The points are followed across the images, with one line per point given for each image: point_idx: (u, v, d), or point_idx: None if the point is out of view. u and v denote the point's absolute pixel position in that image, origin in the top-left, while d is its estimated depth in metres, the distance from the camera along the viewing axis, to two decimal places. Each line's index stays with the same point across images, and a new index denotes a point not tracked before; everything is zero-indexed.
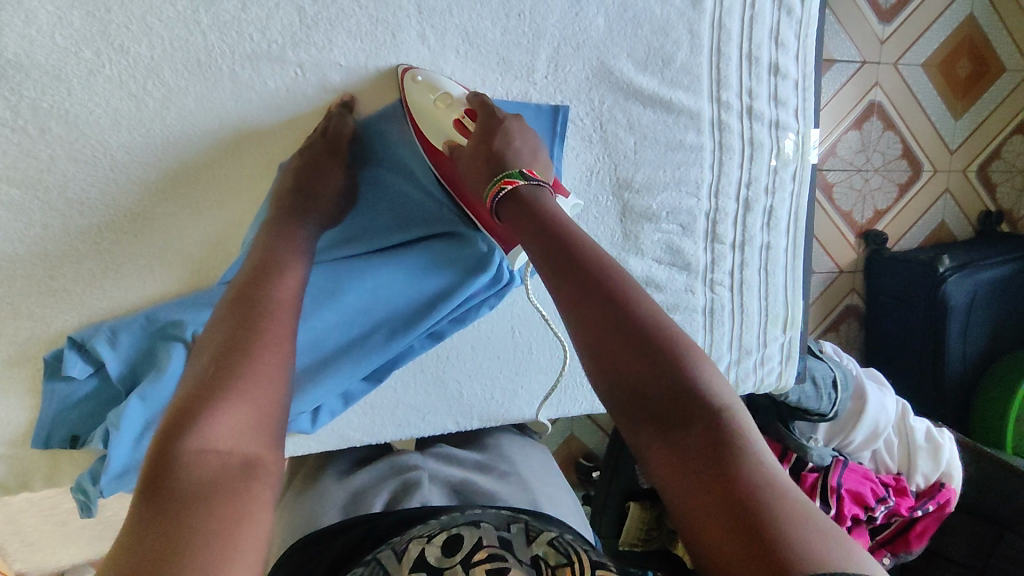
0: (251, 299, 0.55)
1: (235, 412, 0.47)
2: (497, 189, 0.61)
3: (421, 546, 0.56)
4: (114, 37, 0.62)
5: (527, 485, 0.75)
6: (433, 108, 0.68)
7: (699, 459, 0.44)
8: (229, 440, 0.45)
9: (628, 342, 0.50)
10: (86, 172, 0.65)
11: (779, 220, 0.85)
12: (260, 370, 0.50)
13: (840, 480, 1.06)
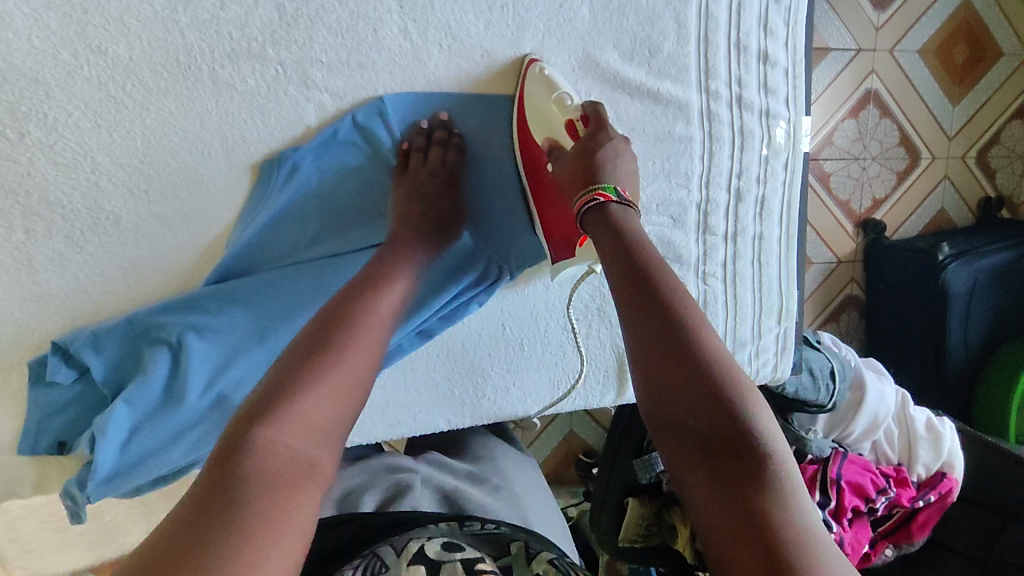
0: (353, 310, 0.56)
1: (314, 411, 0.47)
2: (588, 198, 0.62)
3: (422, 543, 0.56)
4: (92, 39, 0.62)
5: (518, 503, 0.76)
6: (550, 108, 0.71)
7: (733, 495, 0.44)
8: (302, 440, 0.45)
9: (681, 368, 0.49)
10: (67, 175, 0.64)
11: (771, 210, 0.83)
12: (342, 378, 0.51)
13: (840, 471, 1.05)
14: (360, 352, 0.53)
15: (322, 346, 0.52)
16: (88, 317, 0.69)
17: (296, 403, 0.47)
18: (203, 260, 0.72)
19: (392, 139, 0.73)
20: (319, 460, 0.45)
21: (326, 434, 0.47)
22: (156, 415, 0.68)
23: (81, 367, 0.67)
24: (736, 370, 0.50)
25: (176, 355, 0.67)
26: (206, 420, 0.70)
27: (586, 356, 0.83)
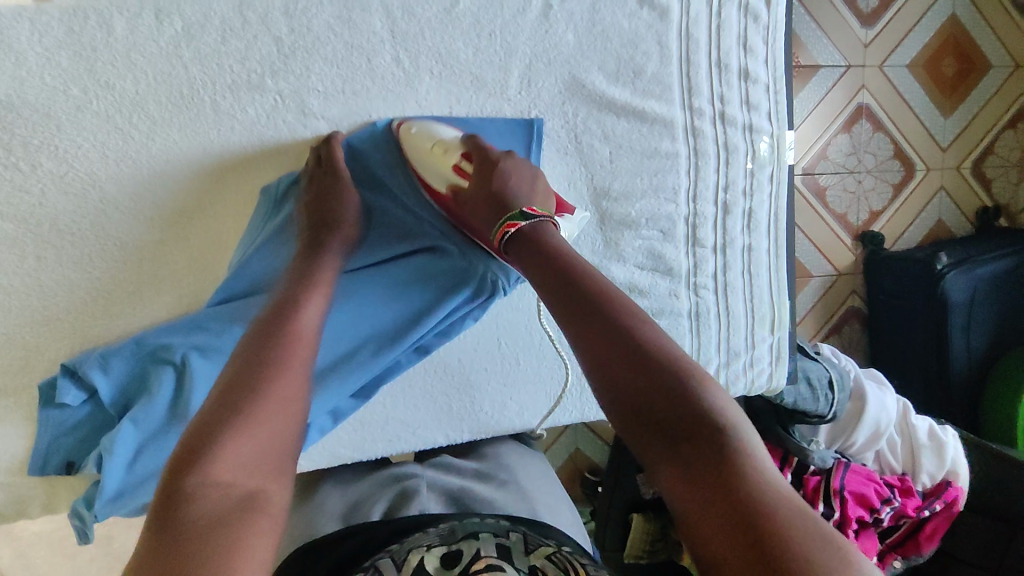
0: (266, 338, 0.57)
1: (242, 444, 0.49)
2: (501, 232, 0.63)
3: (420, 557, 0.56)
4: (101, 74, 0.66)
5: (526, 492, 0.77)
6: (432, 155, 0.72)
7: (698, 475, 0.42)
8: (233, 472, 0.47)
9: (625, 362, 0.48)
10: (76, 204, 0.68)
11: (759, 222, 0.85)
12: (268, 409, 0.52)
13: (842, 481, 1.04)
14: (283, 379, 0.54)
15: (238, 380, 0.53)
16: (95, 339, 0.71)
17: (223, 442, 0.48)
18: (205, 283, 0.74)
19: None
20: (260, 489, 0.47)
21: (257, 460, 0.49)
22: (162, 434, 0.69)
23: (89, 389, 0.69)
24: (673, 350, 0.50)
25: (181, 374, 0.69)
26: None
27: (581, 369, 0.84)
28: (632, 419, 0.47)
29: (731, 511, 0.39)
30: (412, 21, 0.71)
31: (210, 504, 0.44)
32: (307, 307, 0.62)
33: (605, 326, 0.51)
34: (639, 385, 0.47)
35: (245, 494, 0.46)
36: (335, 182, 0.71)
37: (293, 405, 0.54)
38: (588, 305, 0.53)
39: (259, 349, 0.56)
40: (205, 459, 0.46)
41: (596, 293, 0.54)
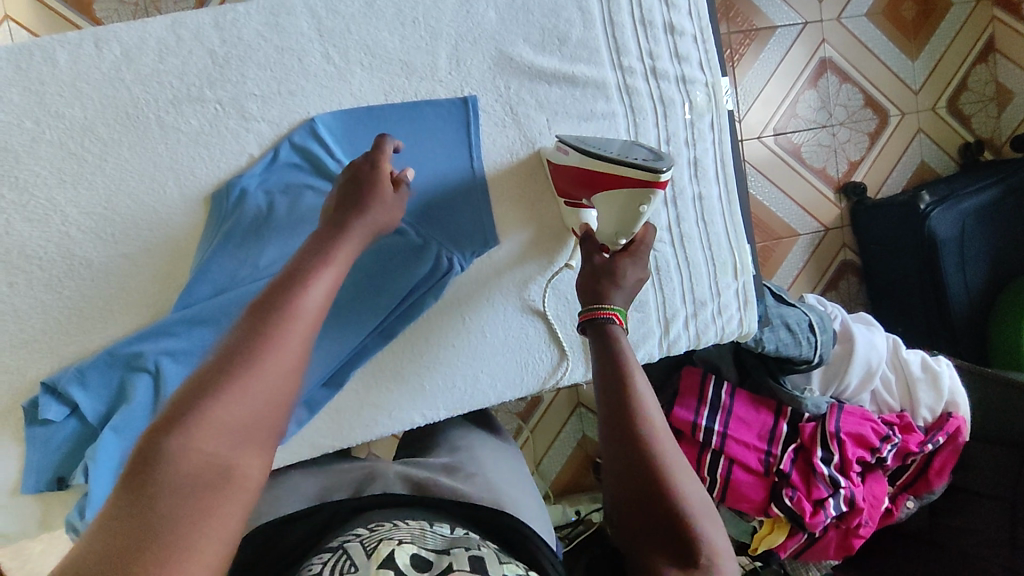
0: (271, 304, 0.51)
1: (234, 412, 0.44)
2: (590, 314, 0.65)
3: (391, 545, 0.57)
4: (50, 105, 0.71)
5: (493, 485, 0.78)
6: (622, 223, 0.71)
7: None
8: (217, 440, 0.43)
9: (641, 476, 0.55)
10: (40, 229, 0.72)
11: (706, 170, 0.86)
12: (269, 380, 0.47)
13: (838, 425, 1.03)
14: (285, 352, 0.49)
15: (238, 345, 0.48)
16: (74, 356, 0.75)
17: (211, 407, 0.43)
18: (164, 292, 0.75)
19: (336, 164, 0.76)
20: (242, 461, 0.43)
21: (251, 432, 0.45)
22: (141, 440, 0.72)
23: (71, 404, 0.72)
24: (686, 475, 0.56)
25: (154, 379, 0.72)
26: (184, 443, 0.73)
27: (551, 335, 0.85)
28: (631, 530, 0.55)
29: None
30: (337, 19, 0.76)
31: (187, 469, 0.41)
32: (318, 278, 0.56)
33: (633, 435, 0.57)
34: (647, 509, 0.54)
35: (224, 465, 0.42)
36: (371, 188, 0.68)
37: (297, 377, 0.49)
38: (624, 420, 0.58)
39: (274, 324, 0.50)
40: (187, 422, 0.43)
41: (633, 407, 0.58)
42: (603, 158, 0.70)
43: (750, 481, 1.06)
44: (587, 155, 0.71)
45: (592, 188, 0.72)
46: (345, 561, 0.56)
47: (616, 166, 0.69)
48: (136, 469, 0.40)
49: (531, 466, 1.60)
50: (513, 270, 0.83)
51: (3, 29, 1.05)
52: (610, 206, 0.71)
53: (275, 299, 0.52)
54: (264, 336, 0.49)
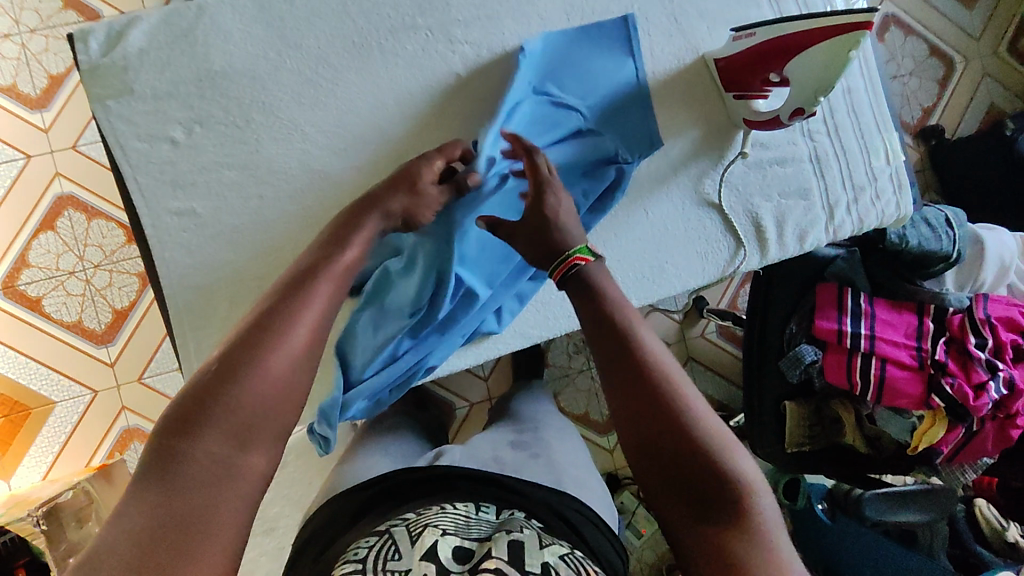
0: (269, 319, 0.60)
1: (242, 415, 0.55)
2: (567, 265, 0.69)
3: (433, 535, 0.74)
4: (290, 38, 0.81)
5: (555, 467, 0.99)
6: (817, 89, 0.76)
7: (705, 516, 0.55)
8: (219, 448, 0.54)
9: (658, 420, 0.59)
10: (284, 146, 0.81)
11: (853, 63, 0.93)
12: (259, 390, 0.57)
13: (986, 311, 1.10)
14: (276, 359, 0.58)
15: (239, 355, 0.57)
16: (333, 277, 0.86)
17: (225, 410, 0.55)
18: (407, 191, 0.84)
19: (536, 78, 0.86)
20: (247, 459, 0.55)
21: (253, 433, 0.55)
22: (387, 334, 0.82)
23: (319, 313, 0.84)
24: (704, 414, 0.60)
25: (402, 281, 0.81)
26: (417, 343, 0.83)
27: (731, 221, 0.91)
28: (655, 475, 0.58)
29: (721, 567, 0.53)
30: None
31: (195, 469, 0.52)
32: (330, 272, 0.65)
33: (640, 384, 0.61)
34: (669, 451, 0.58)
35: (227, 464, 0.54)
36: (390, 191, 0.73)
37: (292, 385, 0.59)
38: (631, 373, 0.61)
39: (260, 335, 0.59)
40: (206, 426, 0.54)
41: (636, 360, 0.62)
42: (805, 17, 0.73)
43: (905, 377, 1.10)
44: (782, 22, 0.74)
45: (785, 59, 0.76)
46: (391, 550, 0.73)
47: (819, 21, 0.72)
48: (157, 472, 0.51)
49: None
50: (690, 166, 0.90)
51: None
52: (811, 67, 0.74)
53: (273, 316, 0.61)
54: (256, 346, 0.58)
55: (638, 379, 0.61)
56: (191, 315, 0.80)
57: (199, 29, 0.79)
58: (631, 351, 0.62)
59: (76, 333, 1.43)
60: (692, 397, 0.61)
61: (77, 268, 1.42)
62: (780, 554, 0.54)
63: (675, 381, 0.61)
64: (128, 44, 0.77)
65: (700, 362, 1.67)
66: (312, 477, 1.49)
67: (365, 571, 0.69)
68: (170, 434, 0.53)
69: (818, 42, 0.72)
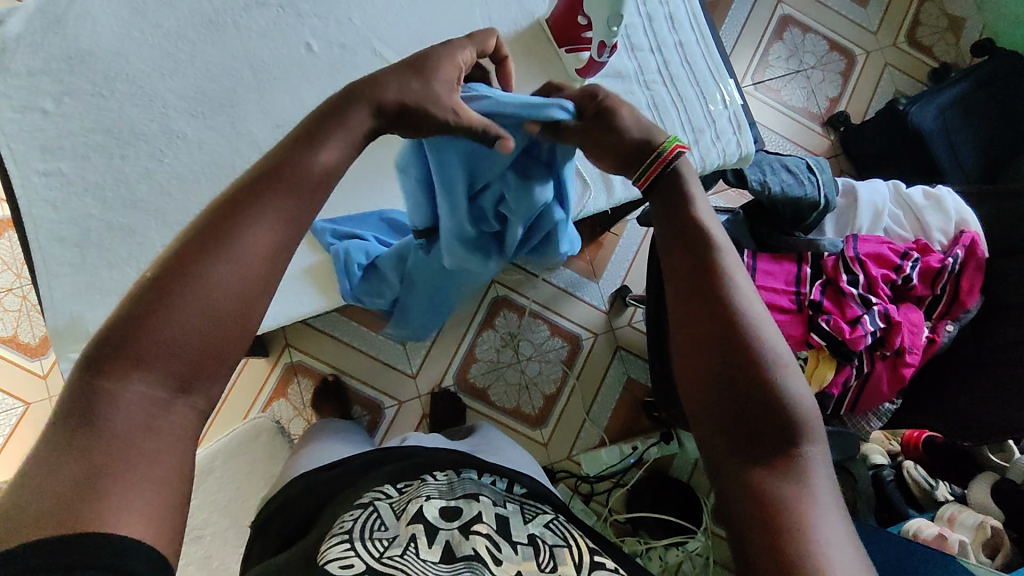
0: (214, 227, 0.53)
1: (178, 348, 0.49)
2: (665, 161, 0.70)
3: (419, 505, 0.79)
4: (152, 19, 0.90)
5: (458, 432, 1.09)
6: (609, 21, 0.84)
7: (758, 447, 0.60)
8: (139, 398, 0.47)
9: (740, 351, 0.62)
10: (148, 112, 0.89)
11: (680, 22, 1.03)
12: (201, 315, 0.50)
13: (857, 250, 1.12)
14: (243, 282, 0.52)
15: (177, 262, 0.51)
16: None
17: (154, 332, 0.48)
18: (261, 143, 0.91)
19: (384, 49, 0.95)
20: (179, 405, 0.49)
21: (189, 380, 0.50)
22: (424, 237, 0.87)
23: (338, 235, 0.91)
24: (783, 352, 0.63)
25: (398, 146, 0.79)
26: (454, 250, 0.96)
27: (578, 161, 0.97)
28: (722, 398, 0.62)
29: (764, 498, 0.57)
30: None
31: (126, 413, 0.47)
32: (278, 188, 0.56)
33: (727, 309, 0.64)
34: (739, 381, 0.61)
35: (152, 415, 0.48)
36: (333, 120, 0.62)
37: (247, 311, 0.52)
38: (715, 299, 0.64)
39: (202, 254, 0.51)
40: (133, 361, 0.48)
41: (722, 287, 0.65)
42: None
43: (786, 321, 1.11)
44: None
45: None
46: (377, 520, 0.77)
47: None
48: (78, 416, 0.46)
49: (581, 415, 1.62)
50: None
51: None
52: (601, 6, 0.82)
53: (220, 226, 0.53)
54: (192, 270, 0.50)
55: (723, 306, 0.64)
56: (58, 264, 0.84)
57: (70, 14, 0.89)
58: (722, 277, 0.65)
59: (10, 347, 1.45)
60: (773, 335, 0.63)
61: (13, 285, 1.46)
62: (823, 495, 0.58)
63: (759, 317, 0.64)
64: (6, 29, 0.87)
65: (630, 351, 1.67)
66: (240, 481, 1.45)
67: (353, 539, 0.73)
68: (91, 368, 0.47)
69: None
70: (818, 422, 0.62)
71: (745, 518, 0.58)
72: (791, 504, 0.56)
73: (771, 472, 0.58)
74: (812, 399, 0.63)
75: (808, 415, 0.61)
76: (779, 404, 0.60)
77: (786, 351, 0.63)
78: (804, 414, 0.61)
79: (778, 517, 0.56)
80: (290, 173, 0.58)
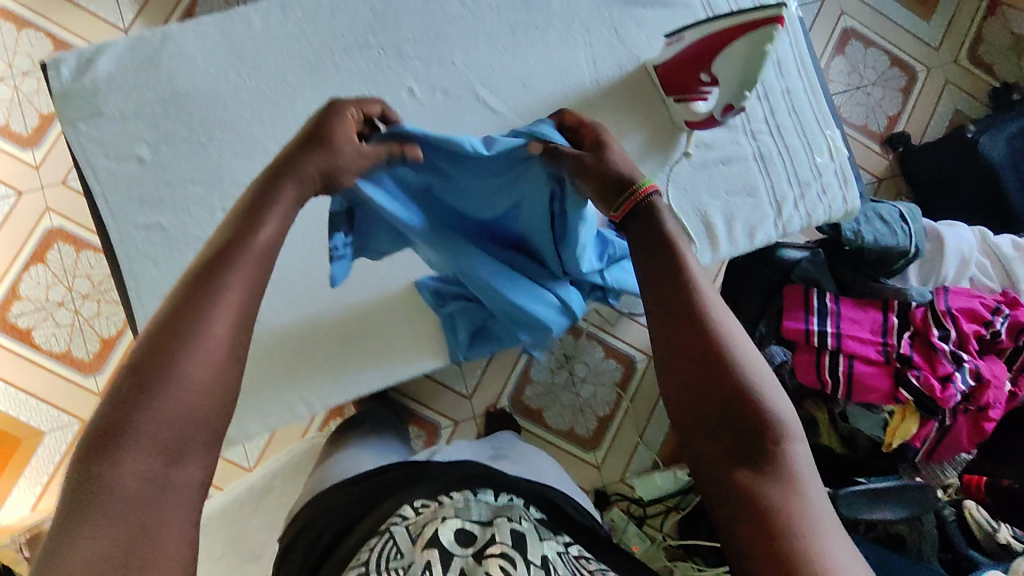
0: (179, 308, 0.50)
1: (163, 425, 0.47)
2: (634, 197, 0.63)
3: (433, 528, 0.71)
4: (250, 59, 0.85)
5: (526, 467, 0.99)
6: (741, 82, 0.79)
7: (739, 459, 0.55)
8: (131, 480, 0.45)
9: (711, 365, 0.57)
10: (248, 161, 0.85)
11: (788, 67, 0.98)
12: (182, 395, 0.48)
13: (948, 303, 1.10)
14: (200, 350, 0.49)
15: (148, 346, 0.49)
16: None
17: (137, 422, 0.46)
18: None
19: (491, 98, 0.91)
20: (181, 468, 0.47)
21: (184, 445, 0.48)
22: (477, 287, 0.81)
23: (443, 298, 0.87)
24: (754, 359, 0.58)
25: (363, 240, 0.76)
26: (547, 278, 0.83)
27: (691, 216, 0.94)
28: (697, 417, 0.57)
29: (750, 508, 0.53)
30: None
31: (126, 493, 0.45)
32: (243, 252, 0.54)
33: (694, 326, 0.58)
34: (716, 397, 0.57)
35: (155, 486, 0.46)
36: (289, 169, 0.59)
37: (223, 373, 0.50)
38: (683, 315, 0.59)
39: (166, 338, 0.49)
40: (128, 441, 0.46)
41: (689, 301, 0.59)
42: (711, 19, 0.77)
43: (873, 373, 1.10)
44: (702, 24, 0.78)
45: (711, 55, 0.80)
46: (392, 548, 0.71)
47: (730, 21, 0.75)
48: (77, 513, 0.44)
49: (634, 437, 1.62)
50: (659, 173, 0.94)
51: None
52: (736, 60, 0.78)
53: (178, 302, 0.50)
54: (175, 342, 0.48)
55: (691, 323, 0.58)
56: None
57: (163, 53, 0.83)
58: (690, 293, 0.59)
59: (64, 363, 1.41)
60: (742, 343, 0.58)
61: (67, 299, 1.41)
62: (813, 497, 0.54)
63: (726, 326, 0.58)
64: (98, 70, 0.82)
65: None
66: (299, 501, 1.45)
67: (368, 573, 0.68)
68: (90, 457, 0.45)
69: (736, 38, 0.76)
70: (795, 419, 0.57)
71: (733, 532, 0.54)
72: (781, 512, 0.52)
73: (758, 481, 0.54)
74: (787, 398, 0.58)
75: (785, 415, 0.56)
76: (758, 412, 0.55)
77: (757, 354, 0.58)
78: (780, 415, 0.56)
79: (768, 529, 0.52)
80: (242, 242, 0.54)
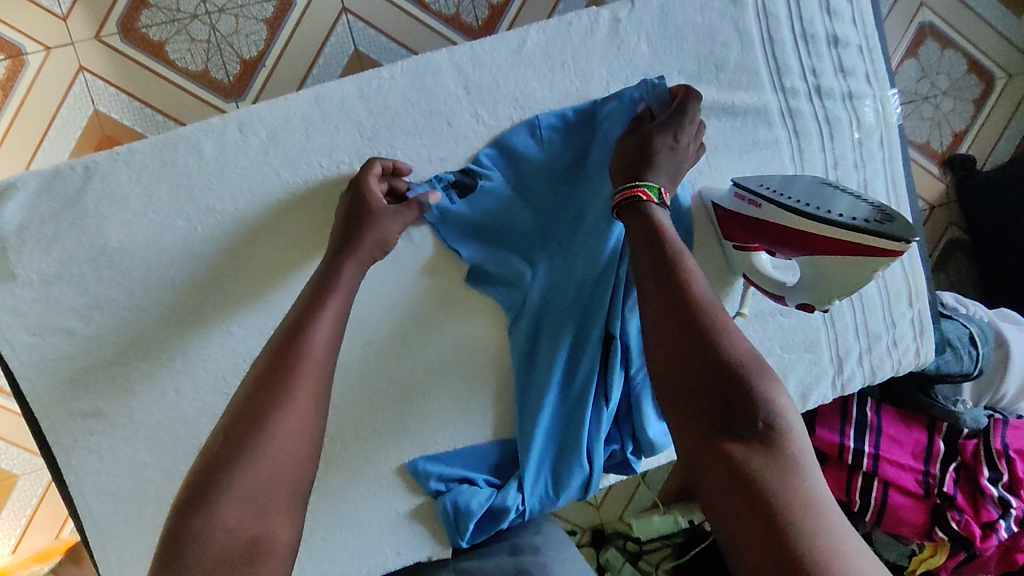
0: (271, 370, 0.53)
1: (251, 481, 0.47)
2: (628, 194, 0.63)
3: None
4: (200, 199, 0.66)
5: None
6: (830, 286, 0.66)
7: (734, 443, 0.48)
8: (234, 522, 0.46)
9: (707, 350, 0.52)
10: (204, 329, 0.68)
11: (877, 192, 0.79)
12: (277, 433, 0.50)
13: (1005, 440, 0.98)
14: (302, 386, 0.53)
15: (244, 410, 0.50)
16: (354, 411, 0.74)
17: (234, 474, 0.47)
18: (346, 361, 0.74)
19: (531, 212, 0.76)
20: (270, 525, 0.47)
21: (268, 496, 0.48)
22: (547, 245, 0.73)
23: (444, 480, 0.75)
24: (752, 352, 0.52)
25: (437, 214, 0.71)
26: (587, 359, 0.72)
27: None
28: (687, 401, 0.52)
29: (745, 499, 0.45)
30: (482, 72, 0.71)
31: (219, 554, 0.45)
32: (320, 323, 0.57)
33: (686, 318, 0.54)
34: (704, 382, 0.51)
35: (250, 539, 0.46)
36: (361, 229, 0.64)
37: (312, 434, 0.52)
38: (673, 308, 0.55)
39: (265, 392, 0.51)
40: (220, 495, 0.46)
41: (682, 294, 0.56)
42: (809, 218, 0.62)
43: (908, 503, 1.01)
44: (798, 215, 0.63)
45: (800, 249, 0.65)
46: None
47: (837, 231, 0.61)
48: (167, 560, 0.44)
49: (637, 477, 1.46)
50: None
51: (79, 82, 0.94)
52: (824, 269, 0.65)
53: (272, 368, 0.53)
54: (273, 399, 0.51)
55: (682, 314, 0.54)
56: (108, 527, 0.69)
57: (88, 194, 0.64)
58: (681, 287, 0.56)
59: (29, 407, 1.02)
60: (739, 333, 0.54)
61: None
62: (820, 490, 0.46)
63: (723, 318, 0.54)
64: (3, 219, 0.63)
65: None
66: None
67: None
68: (188, 504, 0.46)
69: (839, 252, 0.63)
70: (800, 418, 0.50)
71: (732, 529, 0.45)
72: (789, 507, 0.44)
73: (753, 471, 0.46)
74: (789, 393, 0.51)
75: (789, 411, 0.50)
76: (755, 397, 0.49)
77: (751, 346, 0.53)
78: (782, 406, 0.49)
79: (769, 522, 0.44)
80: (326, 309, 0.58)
